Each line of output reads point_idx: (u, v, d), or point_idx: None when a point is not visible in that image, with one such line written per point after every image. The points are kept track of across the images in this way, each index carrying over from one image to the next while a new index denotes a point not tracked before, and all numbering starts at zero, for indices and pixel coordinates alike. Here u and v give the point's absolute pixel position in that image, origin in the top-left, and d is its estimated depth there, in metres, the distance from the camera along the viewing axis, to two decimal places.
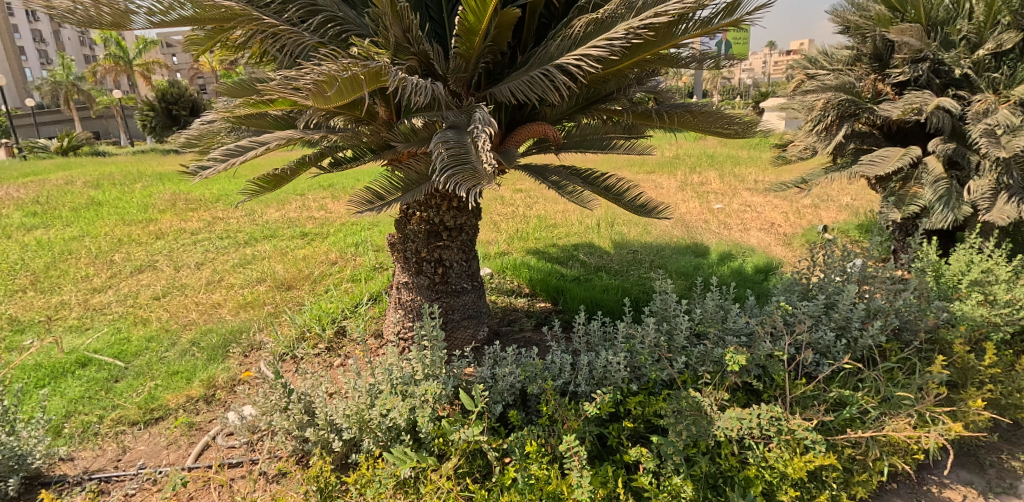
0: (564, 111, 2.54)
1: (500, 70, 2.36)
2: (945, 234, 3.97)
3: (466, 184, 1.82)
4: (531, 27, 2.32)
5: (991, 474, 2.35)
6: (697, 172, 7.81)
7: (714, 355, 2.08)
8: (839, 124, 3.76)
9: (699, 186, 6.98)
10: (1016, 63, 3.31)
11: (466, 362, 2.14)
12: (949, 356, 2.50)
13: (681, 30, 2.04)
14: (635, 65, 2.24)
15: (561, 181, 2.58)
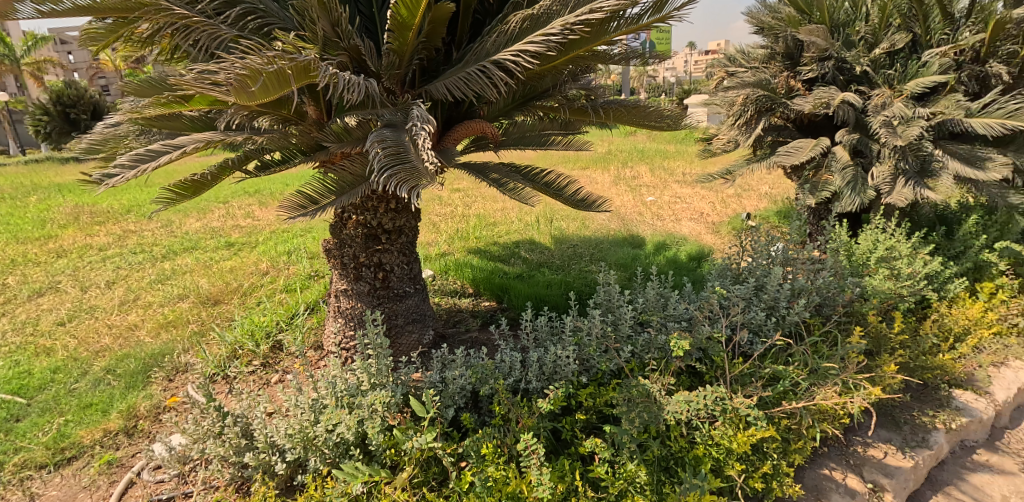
0: (501, 108, 2.52)
1: (436, 67, 2.30)
2: (854, 217, 4.24)
3: (407, 183, 1.75)
4: (466, 23, 2.27)
5: (906, 430, 2.52)
6: (628, 166, 8.02)
7: (658, 340, 2.11)
8: (757, 118, 3.94)
9: (631, 180, 7.16)
10: (906, 61, 3.62)
11: (411, 367, 2.07)
12: (865, 326, 2.72)
13: (613, 27, 2.06)
14: (570, 62, 2.24)
15: (502, 178, 2.55)
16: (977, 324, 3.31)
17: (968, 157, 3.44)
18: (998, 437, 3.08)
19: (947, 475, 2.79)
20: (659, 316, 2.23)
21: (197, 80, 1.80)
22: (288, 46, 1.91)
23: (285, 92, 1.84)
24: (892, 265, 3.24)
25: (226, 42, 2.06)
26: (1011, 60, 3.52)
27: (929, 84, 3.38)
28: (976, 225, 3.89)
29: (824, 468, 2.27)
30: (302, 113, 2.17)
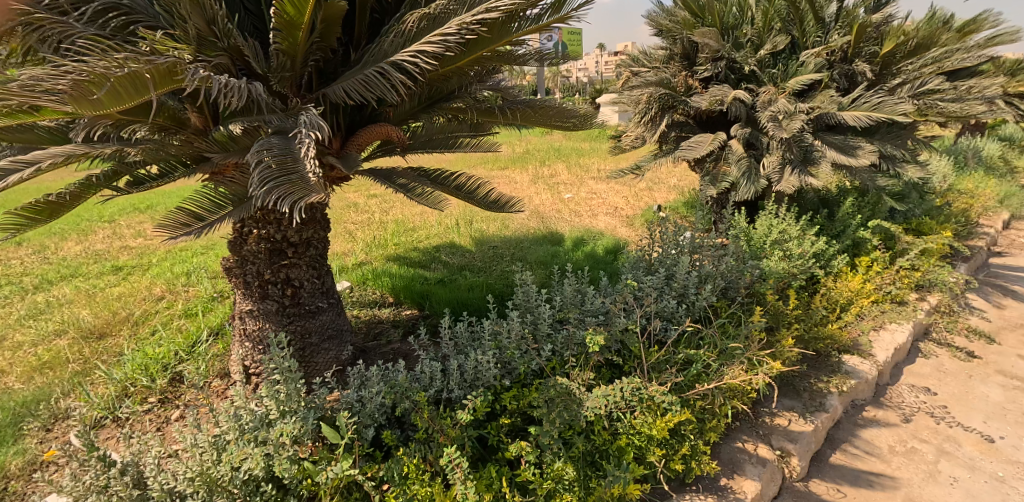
0: (406, 111, 2.44)
1: (332, 69, 2.21)
2: (751, 204, 4.54)
3: (293, 196, 1.66)
4: (363, 23, 2.19)
5: (806, 396, 2.73)
6: (546, 165, 8.15)
7: (578, 334, 2.14)
8: (661, 116, 4.13)
9: (548, 178, 7.27)
10: (786, 62, 3.93)
11: (324, 388, 1.96)
12: (765, 304, 2.92)
13: (515, 27, 2.06)
14: (473, 62, 2.22)
15: (410, 183, 2.49)
16: (858, 294, 3.67)
17: (841, 146, 3.79)
18: (882, 394, 3.42)
19: (843, 433, 3.05)
20: (577, 312, 2.25)
21: (30, 87, 1.61)
22: (159, 49, 1.76)
23: (144, 98, 1.70)
24: (786, 248, 3.50)
25: (79, 43, 1.86)
26: (874, 58, 3.91)
27: (807, 80, 3.68)
28: (853, 205, 4.29)
29: (737, 441, 2.37)
30: (184, 121, 2.01)
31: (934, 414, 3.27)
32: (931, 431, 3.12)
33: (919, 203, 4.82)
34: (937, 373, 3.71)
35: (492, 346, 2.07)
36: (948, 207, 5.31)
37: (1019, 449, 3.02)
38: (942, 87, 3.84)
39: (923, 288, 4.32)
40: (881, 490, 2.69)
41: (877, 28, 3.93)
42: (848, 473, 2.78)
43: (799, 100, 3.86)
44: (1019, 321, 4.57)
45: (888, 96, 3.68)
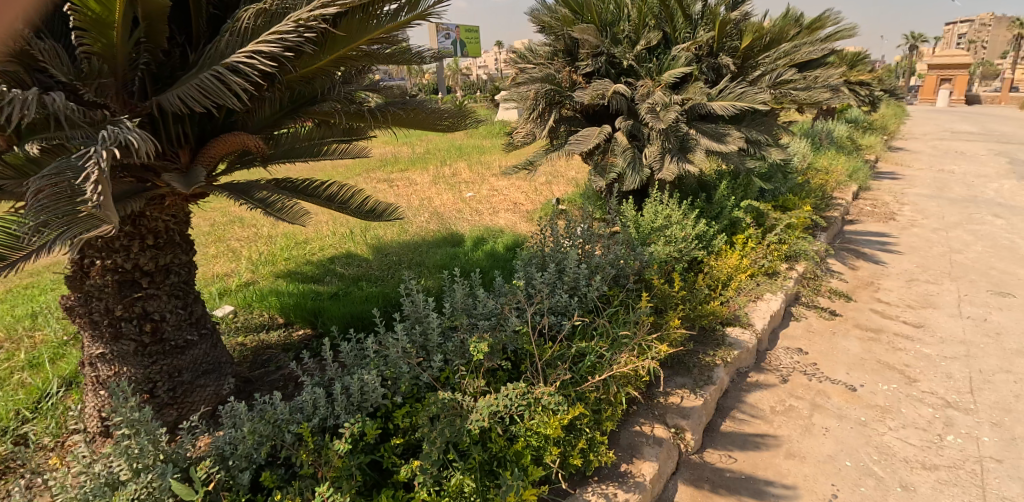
0: (265, 118, 2.27)
1: (169, 73, 2.03)
2: (639, 192, 4.74)
3: (74, 230, 1.59)
4: (200, 23, 2.02)
5: (695, 371, 2.90)
6: (447, 164, 8.06)
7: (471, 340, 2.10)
8: (549, 111, 4.21)
9: (449, 178, 7.19)
10: (660, 57, 4.15)
11: (189, 433, 1.76)
12: (653, 289, 3.08)
13: (374, 25, 2.03)
14: (334, 63, 2.13)
15: (271, 196, 2.32)
16: (736, 270, 3.97)
17: (713, 134, 4.05)
18: (761, 360, 3.72)
19: (731, 401, 3.27)
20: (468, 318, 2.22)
21: None
22: None
23: None
24: (668, 234, 3.70)
25: None
26: (734, 53, 4.24)
27: (679, 74, 3.91)
28: (726, 188, 4.63)
29: (635, 425, 2.47)
30: None
31: (806, 371, 3.61)
32: (805, 388, 3.44)
33: (783, 182, 5.32)
34: (806, 334, 4.10)
35: (379, 363, 1.98)
36: (805, 185, 5.92)
37: (876, 394, 3.40)
38: (794, 77, 4.24)
39: (791, 258, 4.76)
40: (765, 450, 2.92)
41: (736, 24, 4.27)
42: (738, 439, 2.99)
43: (673, 92, 4.08)
44: (870, 280, 5.18)
45: (748, 87, 4.01)
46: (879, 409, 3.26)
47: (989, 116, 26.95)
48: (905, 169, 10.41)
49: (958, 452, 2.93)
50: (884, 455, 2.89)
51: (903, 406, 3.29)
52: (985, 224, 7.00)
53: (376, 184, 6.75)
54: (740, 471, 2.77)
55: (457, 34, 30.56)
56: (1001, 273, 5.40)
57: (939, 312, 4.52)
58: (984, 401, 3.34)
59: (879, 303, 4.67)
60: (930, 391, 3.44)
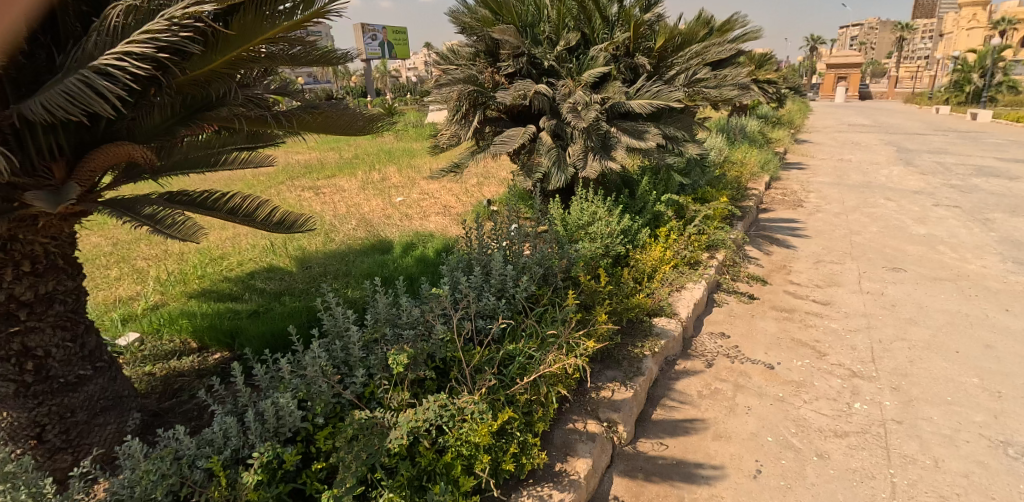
0: (154, 127, 2.11)
1: (36, 78, 1.85)
2: (566, 190, 4.81)
3: None
4: (70, 24, 1.87)
5: (625, 364, 2.98)
6: (376, 169, 7.86)
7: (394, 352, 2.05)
8: (473, 112, 4.17)
9: (379, 183, 7.01)
10: (580, 58, 4.20)
11: (81, 480, 1.61)
12: (581, 286, 3.14)
13: (270, 24, 1.96)
14: (228, 66, 2.04)
15: (158, 211, 2.22)
16: (660, 262, 4.11)
17: (632, 131, 4.17)
18: (687, 347, 3.87)
19: (661, 390, 3.38)
20: (391, 329, 2.17)
21: None
22: None
23: None
24: (593, 231, 3.77)
25: None
26: (650, 53, 4.38)
27: (598, 73, 4.00)
28: (648, 183, 4.79)
29: (568, 423, 2.51)
30: None
31: (729, 355, 3.78)
32: (728, 371, 3.60)
33: (701, 175, 5.56)
34: (728, 318, 4.30)
35: (295, 384, 1.89)
36: (721, 178, 6.23)
37: (792, 370, 3.62)
38: (706, 76, 4.44)
39: (711, 248, 4.99)
40: (695, 434, 3.03)
41: (650, 25, 4.41)
42: (668, 426, 3.08)
43: (593, 91, 4.16)
44: (783, 264, 5.51)
45: (663, 85, 4.16)
46: (795, 385, 3.46)
47: (876, 108, 29.53)
48: (810, 159, 11.19)
49: (865, 417, 3.16)
50: (801, 428, 3.07)
51: (816, 380, 3.52)
52: (879, 207, 7.64)
53: (301, 192, 6.47)
54: (672, 457, 2.86)
55: (379, 37, 29.98)
56: (895, 250, 5.90)
57: (844, 289, 4.87)
58: (884, 369, 3.63)
59: (792, 284, 4.98)
60: (839, 363, 3.70)
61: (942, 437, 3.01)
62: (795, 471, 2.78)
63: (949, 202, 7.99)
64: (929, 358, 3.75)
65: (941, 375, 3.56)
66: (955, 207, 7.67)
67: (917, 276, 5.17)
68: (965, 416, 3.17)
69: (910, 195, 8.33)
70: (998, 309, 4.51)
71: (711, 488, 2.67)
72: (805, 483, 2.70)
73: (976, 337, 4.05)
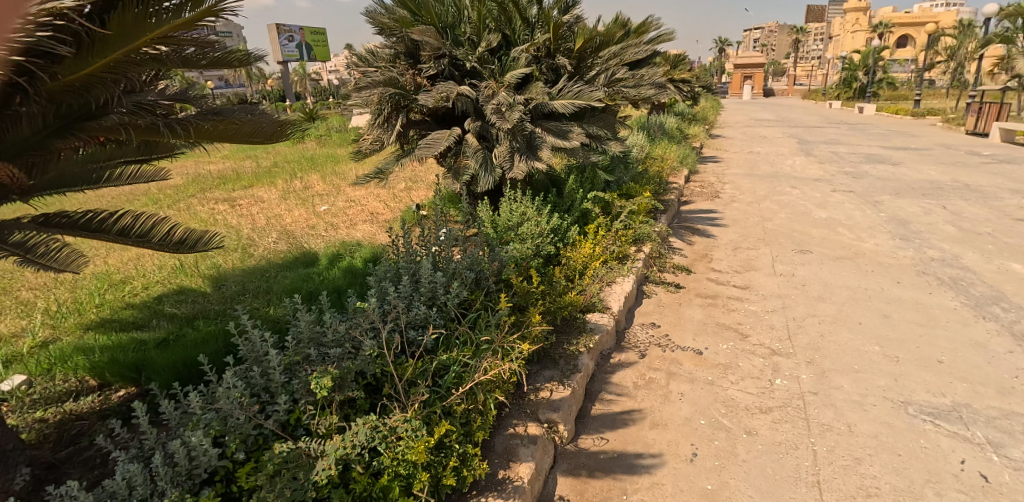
0: (21, 140, 1.97)
1: None
2: (494, 192, 4.80)
3: None
4: None
5: (561, 362, 3.04)
6: (298, 177, 7.55)
7: (320, 374, 1.97)
8: (396, 115, 4.06)
9: (301, 191, 6.73)
10: (502, 60, 4.19)
11: None
12: (513, 289, 3.15)
13: (154, 23, 1.89)
14: (108, 68, 1.93)
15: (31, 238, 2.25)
16: (590, 258, 4.18)
17: (557, 131, 4.22)
18: (621, 340, 3.95)
19: (598, 385, 3.42)
20: (315, 349, 2.08)
21: None
22: None
23: None
24: (522, 232, 3.79)
25: None
26: (570, 53, 4.44)
27: (520, 74, 4.00)
28: (574, 181, 4.87)
29: (509, 428, 2.52)
30: None
31: (660, 344, 3.90)
32: (660, 360, 3.71)
33: (624, 172, 5.73)
34: (658, 309, 4.43)
35: (209, 419, 1.76)
36: (643, 173, 6.42)
37: (718, 354, 3.77)
38: (624, 76, 4.56)
39: (637, 242, 5.14)
40: (633, 425, 3.09)
41: (569, 26, 4.47)
42: (607, 419, 3.13)
43: (516, 93, 4.16)
44: (705, 253, 5.76)
45: (584, 85, 4.23)
46: (723, 367, 3.61)
47: (778, 102, 31.64)
48: (723, 152, 11.81)
49: (786, 392, 3.34)
50: (730, 408, 3.21)
51: (741, 361, 3.69)
52: (786, 194, 8.17)
53: (214, 205, 6.09)
54: (612, 450, 2.90)
55: (294, 40, 28.89)
56: (803, 234, 6.31)
57: (761, 273, 5.16)
58: (800, 345, 3.86)
59: (713, 272, 5.21)
60: (759, 343, 3.89)
61: (853, 403, 3.23)
62: (727, 450, 2.89)
63: (845, 187, 8.66)
64: (837, 331, 4.03)
65: (848, 346, 3.83)
66: (850, 192, 8.32)
67: (822, 257, 5.55)
68: (871, 382, 3.43)
69: (812, 182, 8.96)
70: (892, 282, 4.92)
71: (651, 476, 2.73)
72: (737, 461, 2.81)
73: (876, 309, 4.39)
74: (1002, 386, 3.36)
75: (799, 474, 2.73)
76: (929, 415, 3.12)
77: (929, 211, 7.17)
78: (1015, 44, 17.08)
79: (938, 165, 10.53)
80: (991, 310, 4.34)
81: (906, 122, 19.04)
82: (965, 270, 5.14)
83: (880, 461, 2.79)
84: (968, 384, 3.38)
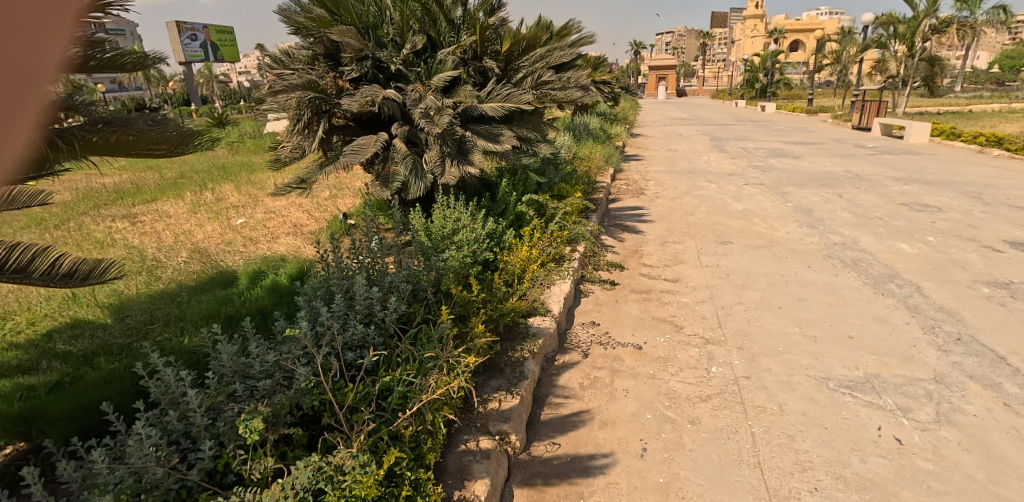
0: None
1: None
2: (425, 198, 4.66)
3: None
4: None
5: (507, 370, 2.98)
6: (210, 188, 7.04)
7: (249, 413, 1.79)
8: (317, 120, 3.84)
9: (214, 204, 6.27)
10: (428, 62, 4.07)
11: None
12: (452, 298, 3.05)
13: None
14: None
15: None
16: (528, 261, 4.14)
17: (487, 134, 4.15)
18: (563, 341, 3.93)
19: (545, 389, 3.37)
20: (240, 385, 1.88)
21: None
22: None
23: None
24: (458, 240, 3.69)
25: None
26: (497, 56, 4.40)
27: (447, 77, 3.89)
28: (507, 185, 4.82)
29: (460, 444, 2.43)
30: None
31: (602, 342, 3.91)
32: (603, 357, 3.72)
33: (554, 174, 5.77)
34: (597, 307, 4.46)
35: (119, 479, 1.55)
36: (572, 173, 6.49)
37: (657, 347, 3.83)
38: (551, 79, 4.57)
39: (571, 242, 5.17)
40: (583, 426, 3.06)
41: (495, 29, 4.42)
42: (557, 424, 3.08)
43: (445, 96, 4.05)
44: (635, 248, 5.89)
45: (513, 88, 4.20)
46: (662, 360, 3.67)
47: (688, 102, 33.30)
48: (644, 150, 12.22)
49: (722, 379, 3.43)
50: (673, 400, 3.25)
51: (678, 352, 3.76)
52: (704, 189, 8.53)
53: (113, 223, 5.53)
54: (565, 454, 2.86)
55: (197, 45, 27.21)
56: (723, 226, 6.61)
57: (688, 266, 5.33)
58: (730, 332, 4.00)
59: (645, 267, 5.32)
60: (694, 333, 4.00)
61: (782, 383, 3.36)
62: (674, 441, 2.92)
63: (755, 180, 9.18)
64: (762, 316, 4.21)
65: (773, 329, 4.01)
66: (760, 185, 8.82)
67: (742, 247, 5.82)
68: (797, 361, 3.60)
69: (726, 176, 9.42)
70: (804, 266, 5.22)
71: (605, 476, 2.71)
72: (685, 451, 2.84)
73: (792, 292, 4.64)
74: (905, 355, 3.63)
75: (741, 457, 2.79)
76: (848, 388, 3.30)
77: (829, 200, 7.73)
78: (888, 47, 18.88)
79: (833, 157, 11.40)
80: (889, 286, 4.70)
81: (801, 119, 20.55)
82: (865, 252, 5.55)
83: (812, 436, 2.91)
84: (877, 356, 3.63)
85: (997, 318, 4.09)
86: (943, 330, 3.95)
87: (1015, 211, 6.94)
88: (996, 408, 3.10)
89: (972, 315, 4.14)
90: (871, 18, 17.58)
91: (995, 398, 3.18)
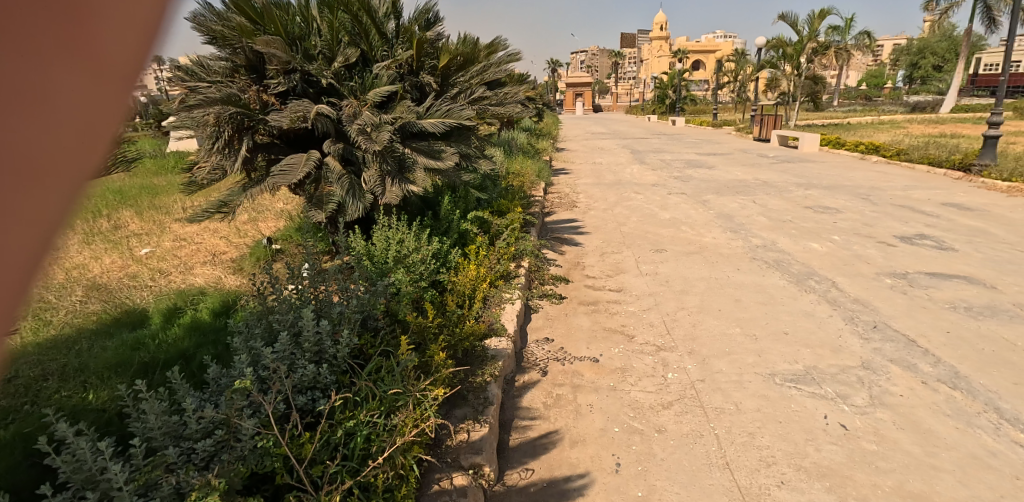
0: None
1: None
2: (364, 220, 4.38)
3: None
4: None
5: (472, 398, 2.77)
6: (105, 215, 6.34)
7: (196, 489, 1.51)
8: (239, 138, 3.51)
9: (111, 232, 5.62)
10: (360, 77, 3.84)
11: None
12: (406, 326, 2.81)
13: None
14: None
15: None
16: (478, 280, 3.96)
17: (428, 151, 3.95)
18: (520, 360, 3.76)
19: (509, 413, 3.18)
20: (175, 451, 1.58)
21: None
22: None
23: None
24: (406, 262, 3.45)
25: None
26: (433, 71, 4.24)
27: (385, 92, 3.68)
28: (448, 202, 4.64)
29: (434, 483, 2.21)
30: None
31: (558, 357, 3.78)
32: (562, 373, 3.58)
33: (492, 190, 5.66)
34: (548, 322, 4.34)
35: None
36: (507, 189, 6.40)
37: (613, 359, 3.75)
38: (486, 95, 4.42)
39: (515, 258, 5.04)
40: (553, 448, 2.89)
41: (430, 44, 4.27)
42: (528, 448, 2.90)
43: (381, 112, 3.83)
44: (576, 260, 5.86)
45: (453, 104, 4.04)
46: (620, 371, 3.58)
47: (602, 117, 34.60)
48: (569, 164, 12.42)
49: (679, 384, 3.38)
50: (637, 410, 3.16)
51: (634, 362, 3.69)
52: (631, 199, 8.71)
53: None
54: (541, 480, 2.67)
55: None
56: (654, 234, 6.73)
57: (628, 274, 5.35)
58: (679, 337, 3.99)
59: (589, 279, 5.27)
60: (645, 342, 3.95)
61: (734, 383, 3.36)
62: (645, 453, 2.81)
63: (676, 190, 9.49)
64: (704, 320, 4.25)
65: (717, 331, 4.04)
66: (681, 194, 9.14)
67: (675, 253, 5.93)
68: (743, 360, 3.62)
69: (649, 187, 9.71)
70: (734, 269, 5.37)
71: (584, 497, 2.54)
72: (656, 461, 2.74)
73: (727, 294, 4.74)
74: (835, 345, 3.75)
75: (710, 460, 2.72)
76: (794, 382, 3.34)
77: (745, 206, 8.10)
78: (778, 66, 20.52)
79: (741, 166, 12.07)
80: (809, 283, 4.90)
81: (706, 132, 21.79)
82: (783, 252, 5.80)
83: (770, 432, 2.89)
84: (811, 348, 3.72)
85: (902, 305, 4.34)
86: (861, 319, 4.14)
87: (899, 209, 7.56)
88: (919, 387, 3.24)
89: (882, 304, 4.37)
90: (762, 41, 19.08)
91: (914, 378, 3.32)
